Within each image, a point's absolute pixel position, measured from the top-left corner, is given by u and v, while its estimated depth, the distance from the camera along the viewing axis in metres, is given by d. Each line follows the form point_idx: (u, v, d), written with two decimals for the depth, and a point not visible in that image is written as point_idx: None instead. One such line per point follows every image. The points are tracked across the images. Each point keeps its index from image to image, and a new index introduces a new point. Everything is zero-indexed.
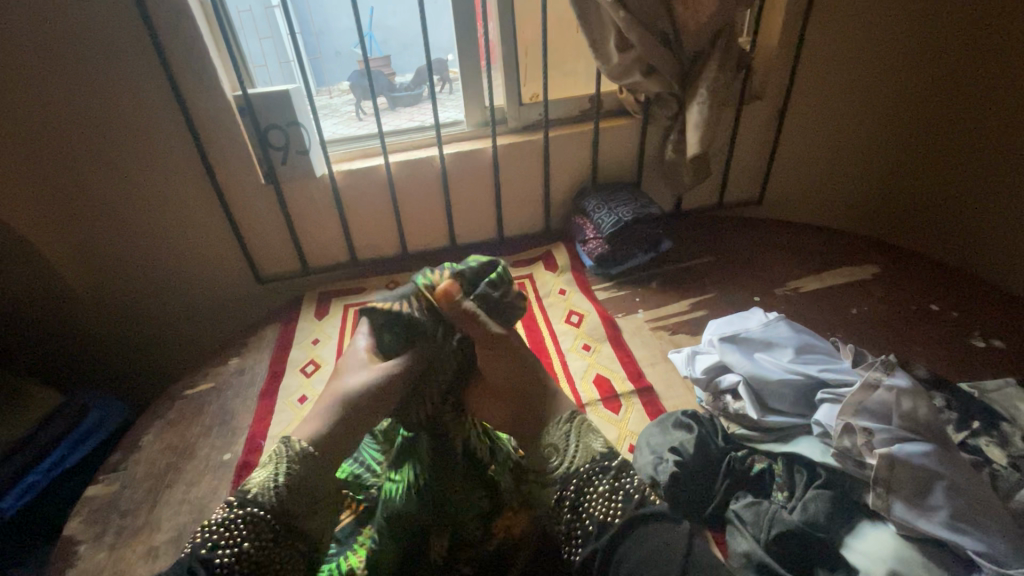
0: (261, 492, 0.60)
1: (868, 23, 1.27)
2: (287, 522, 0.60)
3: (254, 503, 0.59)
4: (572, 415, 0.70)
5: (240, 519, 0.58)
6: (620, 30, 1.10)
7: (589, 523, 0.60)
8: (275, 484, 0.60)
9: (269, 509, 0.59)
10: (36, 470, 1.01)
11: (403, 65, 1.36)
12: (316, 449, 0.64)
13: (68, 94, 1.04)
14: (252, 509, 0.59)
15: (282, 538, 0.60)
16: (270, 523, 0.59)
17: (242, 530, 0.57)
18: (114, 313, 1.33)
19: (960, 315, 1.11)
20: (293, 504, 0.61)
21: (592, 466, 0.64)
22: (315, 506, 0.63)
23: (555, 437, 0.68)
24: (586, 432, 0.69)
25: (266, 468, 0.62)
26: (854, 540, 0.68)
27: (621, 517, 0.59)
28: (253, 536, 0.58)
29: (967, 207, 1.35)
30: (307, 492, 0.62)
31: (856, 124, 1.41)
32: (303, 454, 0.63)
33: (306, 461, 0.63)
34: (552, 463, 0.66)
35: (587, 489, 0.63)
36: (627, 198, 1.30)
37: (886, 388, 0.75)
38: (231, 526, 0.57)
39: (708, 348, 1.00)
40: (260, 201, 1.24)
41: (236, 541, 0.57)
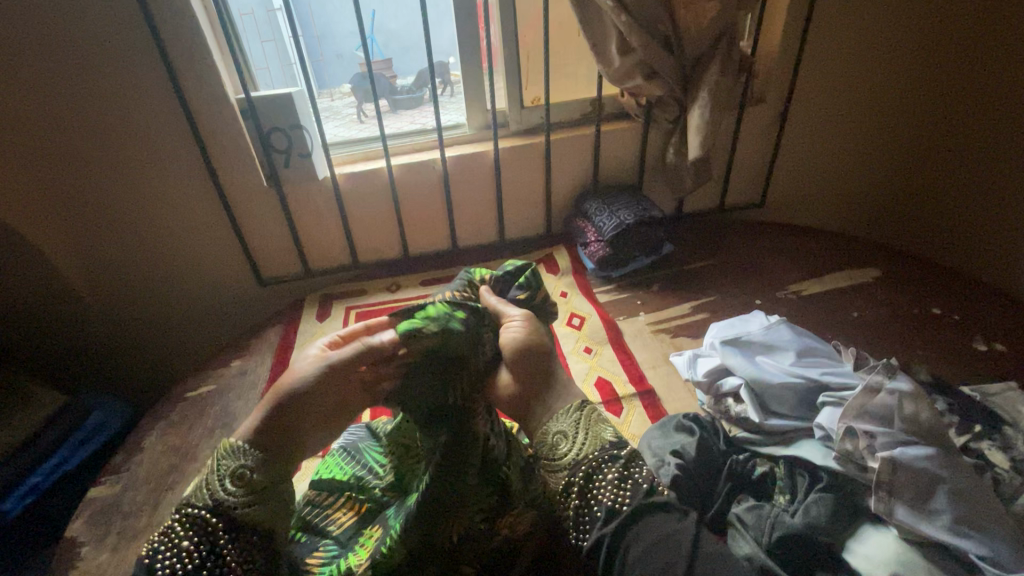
0: (197, 494, 0.59)
1: (869, 28, 1.27)
2: (231, 518, 0.58)
3: (191, 506, 0.58)
4: (582, 404, 0.67)
5: (181, 523, 0.57)
6: (622, 33, 1.11)
7: (598, 509, 0.60)
8: (214, 483, 0.59)
9: (207, 507, 0.58)
10: (39, 471, 1.01)
11: (405, 69, 1.37)
12: (253, 444, 0.61)
13: (72, 95, 1.05)
14: (192, 510, 0.58)
15: (227, 533, 0.57)
16: (209, 520, 0.57)
17: (184, 531, 0.57)
18: (115, 315, 1.33)
19: (962, 318, 1.11)
20: (235, 498, 0.58)
21: (601, 454, 0.63)
22: (262, 494, 0.59)
23: (563, 425, 0.66)
24: (596, 420, 0.66)
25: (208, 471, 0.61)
26: (854, 544, 0.69)
27: (629, 504, 0.59)
28: (195, 533, 0.56)
29: (967, 210, 1.35)
30: (245, 483, 0.59)
31: (858, 126, 1.41)
32: (236, 450, 0.60)
33: (246, 454, 0.60)
34: (561, 451, 0.65)
35: (596, 476, 0.62)
36: (628, 201, 1.30)
37: (887, 392, 0.76)
38: (174, 531, 0.57)
39: (709, 351, 1.00)
40: (262, 204, 1.25)
41: (179, 542, 0.56)
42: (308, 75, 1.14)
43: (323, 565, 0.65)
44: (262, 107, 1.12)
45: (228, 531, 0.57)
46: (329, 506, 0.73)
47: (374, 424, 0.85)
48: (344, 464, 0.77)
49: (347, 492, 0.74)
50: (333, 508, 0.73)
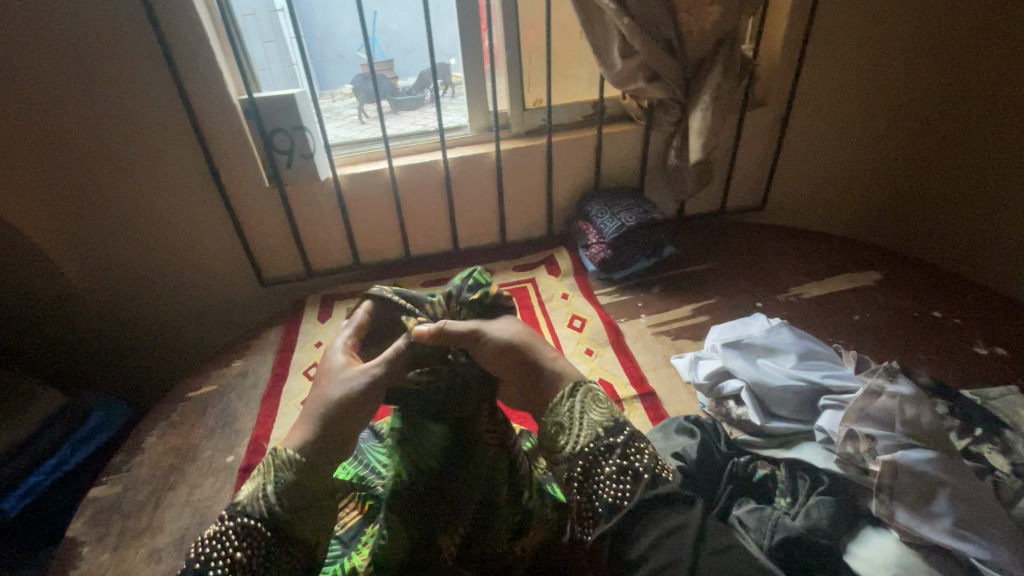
0: (251, 502, 0.58)
1: (873, 32, 1.28)
2: (281, 530, 0.58)
3: (244, 513, 0.57)
4: (577, 387, 0.64)
5: (230, 531, 0.56)
6: (624, 36, 1.11)
7: (600, 505, 0.59)
8: (263, 493, 0.58)
9: (260, 517, 0.57)
10: (39, 470, 1.01)
11: (407, 69, 1.38)
12: (302, 456, 0.60)
13: (75, 95, 1.05)
14: (242, 519, 0.57)
15: (277, 544, 0.57)
16: (262, 529, 0.57)
17: (236, 539, 0.55)
18: (117, 314, 1.33)
19: (963, 322, 1.11)
20: (286, 510, 0.58)
21: (596, 445, 0.61)
22: (311, 508, 0.60)
23: (560, 414, 0.64)
24: (592, 404, 0.64)
25: (256, 479, 0.60)
26: (855, 547, 0.69)
27: (631, 499, 0.58)
28: (247, 543, 0.56)
29: (970, 212, 1.35)
30: (301, 497, 0.59)
31: (860, 127, 1.41)
32: (288, 461, 0.59)
33: (296, 465, 0.59)
34: (559, 443, 0.63)
35: (595, 470, 0.60)
36: (630, 203, 1.30)
37: (889, 395, 0.76)
38: (225, 537, 0.56)
39: (710, 353, 1.00)
40: (264, 204, 1.25)
41: (231, 551, 0.55)
42: (310, 76, 1.14)
43: (327, 565, 0.66)
44: (265, 108, 1.13)
45: (279, 543, 0.58)
46: None
47: (378, 427, 0.85)
48: (349, 466, 0.77)
49: (351, 492, 0.75)
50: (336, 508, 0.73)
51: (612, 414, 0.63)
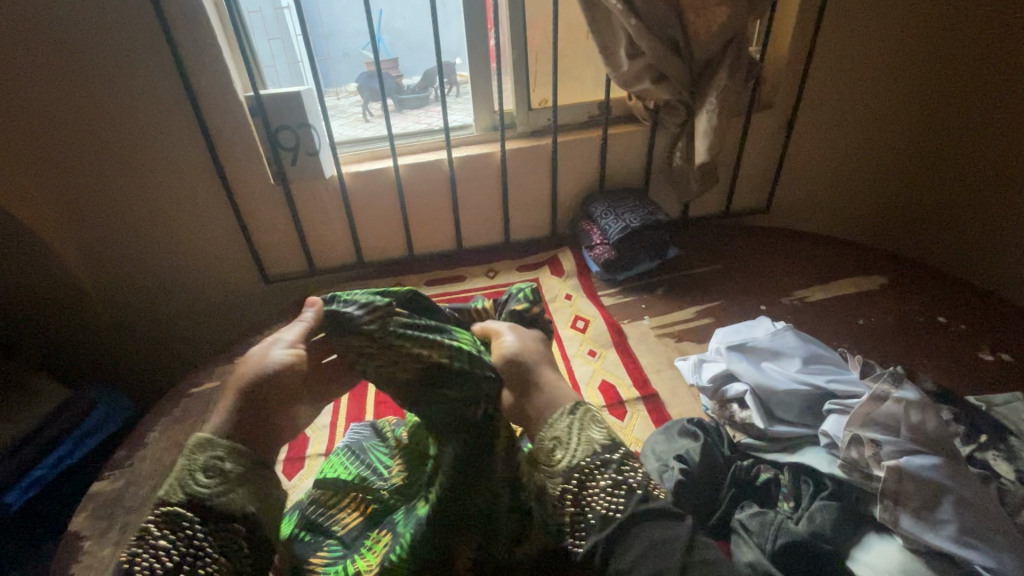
0: (169, 491, 0.59)
1: (877, 32, 1.27)
2: (204, 507, 0.58)
3: (164, 503, 0.59)
4: (575, 406, 0.66)
5: (154, 522, 0.57)
6: (631, 37, 1.11)
7: (591, 516, 0.57)
8: (183, 478, 0.60)
9: (181, 500, 0.58)
10: (41, 464, 1.01)
11: (412, 68, 1.38)
12: (213, 436, 0.64)
13: (83, 88, 1.05)
14: (165, 508, 0.58)
15: (202, 525, 0.57)
16: (181, 513, 0.58)
17: (160, 529, 0.57)
18: (122, 308, 1.33)
19: (968, 327, 1.10)
20: (207, 489, 0.59)
21: (593, 459, 0.61)
22: (239, 481, 0.61)
23: (557, 429, 0.64)
24: (589, 423, 0.64)
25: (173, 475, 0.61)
26: (859, 553, 0.69)
27: (623, 512, 0.57)
28: (169, 531, 0.57)
29: (980, 212, 1.34)
30: (222, 474, 0.61)
31: (867, 129, 1.40)
32: (201, 445, 0.63)
33: (212, 444, 0.62)
34: (555, 458, 0.62)
35: (589, 484, 0.59)
36: (634, 204, 1.30)
37: (895, 400, 0.75)
38: (148, 533, 0.56)
39: (714, 356, 0.99)
40: (269, 201, 1.25)
41: (154, 542, 0.56)
42: (317, 75, 1.15)
43: (328, 567, 0.66)
44: (271, 106, 1.13)
45: (204, 523, 0.58)
46: (334, 507, 0.74)
47: (380, 424, 0.86)
48: (349, 463, 0.79)
49: (353, 492, 0.75)
50: (338, 508, 0.74)
51: (610, 434, 0.64)
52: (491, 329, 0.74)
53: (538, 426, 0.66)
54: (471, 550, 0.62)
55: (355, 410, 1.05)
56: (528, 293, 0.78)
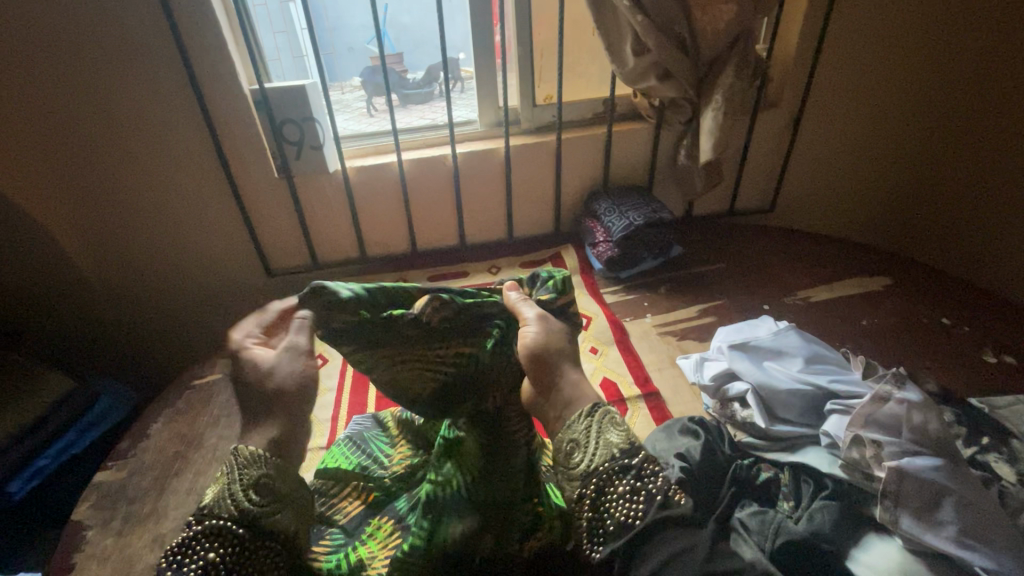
0: (218, 505, 0.58)
1: (885, 27, 1.25)
2: (252, 524, 0.58)
3: (212, 515, 0.57)
4: (595, 407, 0.63)
5: (201, 535, 0.56)
6: (637, 34, 1.11)
7: (610, 523, 0.56)
8: (233, 492, 0.58)
9: (229, 516, 0.57)
10: (46, 453, 1.02)
11: (415, 63, 1.37)
12: (266, 451, 0.62)
13: (88, 80, 1.05)
14: (214, 521, 0.57)
15: (251, 542, 0.57)
16: (233, 529, 0.57)
17: (207, 544, 0.56)
18: (125, 300, 1.34)
19: (971, 329, 1.10)
20: (258, 507, 0.58)
21: (612, 465, 0.58)
22: (284, 501, 0.61)
23: (574, 433, 0.62)
24: (609, 425, 0.62)
25: (222, 482, 0.60)
26: (860, 553, 0.68)
27: (643, 519, 0.54)
28: (218, 545, 0.56)
29: (984, 216, 1.34)
30: (272, 492, 0.60)
31: (875, 126, 1.39)
32: (253, 458, 0.61)
33: (260, 457, 0.61)
34: (574, 460, 0.61)
35: (608, 489, 0.57)
36: (639, 202, 1.29)
37: (898, 401, 0.75)
38: (193, 544, 0.56)
39: (716, 355, 1.00)
40: (272, 194, 1.25)
41: (201, 555, 0.55)
42: (322, 69, 1.14)
43: (330, 554, 0.66)
44: (276, 99, 1.12)
45: (249, 541, 0.57)
46: (335, 496, 0.74)
47: (381, 415, 0.86)
48: (350, 454, 0.78)
49: (353, 482, 0.75)
50: (339, 497, 0.74)
51: (629, 437, 0.61)
52: (521, 310, 0.72)
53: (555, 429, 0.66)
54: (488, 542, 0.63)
55: (356, 403, 1.05)
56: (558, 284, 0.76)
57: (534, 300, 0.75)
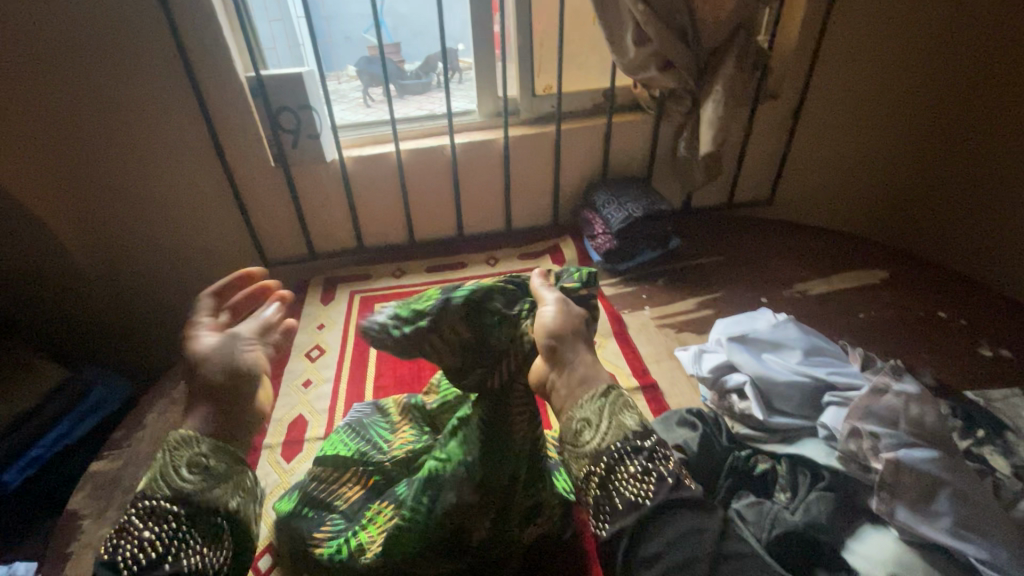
0: (151, 486, 0.53)
1: (884, 21, 1.25)
2: (186, 504, 0.53)
3: (145, 496, 0.53)
4: (608, 388, 0.60)
5: (136, 516, 0.52)
6: (638, 23, 1.10)
7: (618, 502, 0.53)
8: (167, 472, 0.54)
9: (165, 495, 0.52)
10: (40, 443, 1.01)
11: (414, 53, 1.36)
12: (197, 433, 0.57)
13: (80, 65, 1.03)
14: (146, 501, 0.52)
15: (190, 519, 0.52)
16: (168, 507, 0.52)
17: (142, 522, 0.51)
18: (119, 289, 1.32)
19: (968, 323, 1.10)
20: (195, 485, 0.54)
21: (623, 445, 0.55)
22: (222, 477, 0.56)
23: (586, 411, 0.58)
24: (622, 408, 0.58)
25: (155, 465, 0.55)
26: (854, 544, 0.69)
27: (653, 499, 0.51)
28: (154, 522, 0.51)
29: (981, 210, 1.35)
30: (203, 467, 0.55)
31: (874, 120, 1.38)
32: (185, 438, 0.56)
33: (193, 438, 0.57)
34: (583, 439, 0.57)
35: (617, 469, 0.54)
36: (637, 194, 1.29)
37: (895, 394, 0.76)
38: (130, 525, 0.51)
39: (715, 347, 1.00)
40: (269, 184, 1.24)
41: (138, 534, 0.51)
42: (319, 57, 1.13)
43: (331, 540, 0.66)
44: (273, 87, 1.11)
45: (187, 515, 0.52)
46: (335, 481, 0.73)
47: (382, 402, 0.86)
48: (348, 440, 0.78)
49: (354, 467, 0.74)
50: (339, 482, 0.73)
51: (644, 421, 0.58)
52: (540, 293, 0.69)
53: (563, 408, 0.60)
54: (486, 523, 0.64)
55: (354, 392, 1.05)
56: (585, 277, 0.72)
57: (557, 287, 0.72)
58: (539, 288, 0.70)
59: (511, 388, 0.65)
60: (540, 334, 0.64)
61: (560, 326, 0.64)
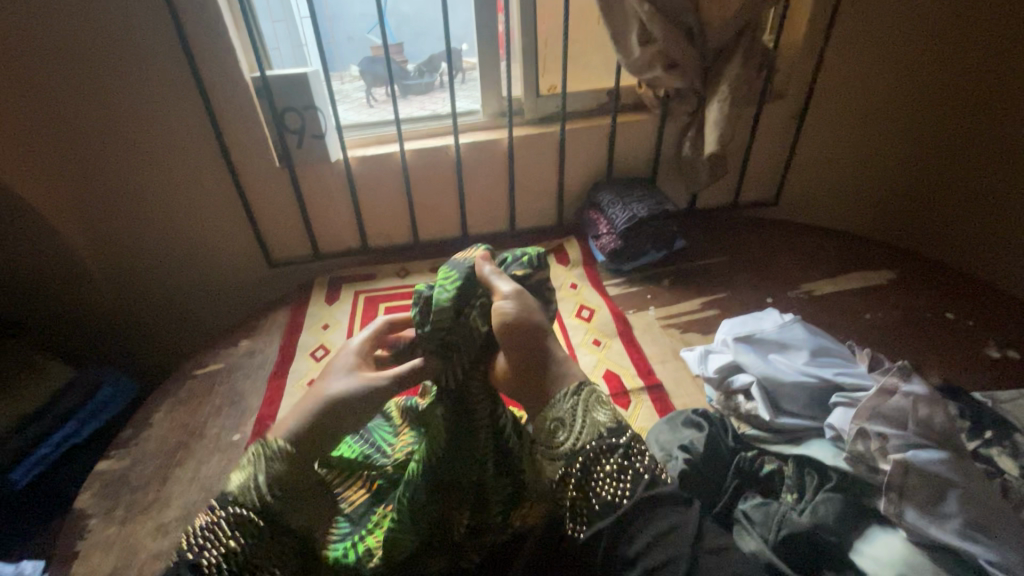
0: (242, 493, 0.62)
1: (892, 19, 1.24)
2: (269, 518, 0.62)
3: (234, 502, 0.62)
4: (580, 387, 0.62)
5: (223, 520, 0.61)
6: (643, 22, 1.09)
7: (596, 502, 0.55)
8: (252, 484, 0.62)
9: (251, 506, 0.61)
10: (47, 442, 1.02)
11: (416, 53, 1.36)
12: (290, 449, 0.65)
13: (86, 66, 1.04)
14: (234, 509, 0.61)
15: (269, 530, 0.62)
16: (252, 518, 0.61)
17: (230, 530, 0.60)
18: (124, 289, 1.33)
19: (975, 324, 1.10)
20: (276, 501, 0.62)
21: (598, 443, 0.58)
22: (294, 495, 0.64)
23: (561, 411, 0.61)
24: (595, 405, 0.61)
25: (244, 470, 0.64)
26: (862, 545, 0.69)
27: (630, 498, 0.54)
28: (240, 531, 0.60)
29: (989, 209, 1.34)
30: (282, 485, 0.63)
31: (881, 119, 1.38)
32: (276, 455, 0.64)
33: (284, 456, 0.64)
34: (557, 440, 0.59)
35: (594, 468, 0.57)
36: (643, 194, 1.28)
37: (903, 394, 0.75)
38: (218, 527, 0.61)
39: (721, 348, 1.00)
40: (274, 184, 1.24)
41: (226, 538, 0.60)
42: (324, 57, 1.13)
43: (337, 542, 0.66)
44: (278, 87, 1.11)
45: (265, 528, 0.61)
46: (340, 485, 0.73)
47: (386, 404, 0.83)
48: (351, 443, 0.76)
49: (359, 471, 0.73)
50: (345, 487, 0.73)
51: (616, 417, 0.61)
52: (491, 283, 0.66)
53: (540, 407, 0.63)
54: (464, 516, 0.65)
55: None
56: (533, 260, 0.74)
57: (506, 274, 0.71)
58: (489, 273, 0.67)
59: (475, 379, 0.66)
60: (498, 333, 0.64)
61: (522, 320, 0.64)
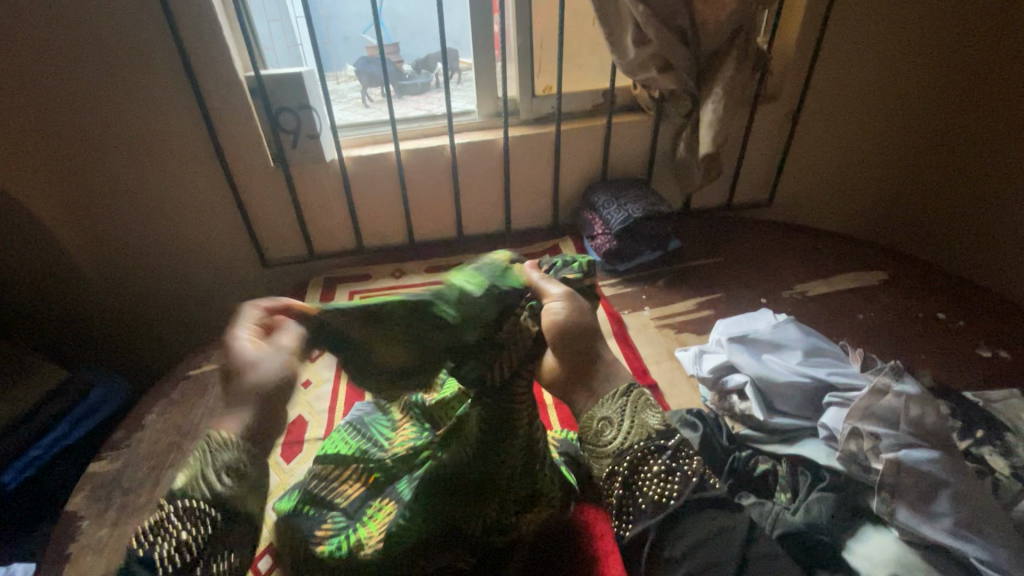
0: (191, 484, 0.49)
1: (883, 22, 1.25)
2: (230, 510, 0.50)
3: (181, 497, 0.48)
4: (629, 388, 0.63)
5: (171, 517, 0.47)
6: (638, 23, 1.10)
7: (642, 501, 0.56)
8: (207, 475, 0.49)
9: (204, 498, 0.48)
10: (38, 444, 1.01)
11: (413, 53, 1.34)
12: (244, 436, 0.52)
13: (77, 65, 1.03)
14: (183, 502, 0.48)
15: (226, 526, 0.49)
16: (206, 511, 0.48)
17: (180, 525, 0.47)
18: (116, 290, 1.32)
19: (966, 324, 1.11)
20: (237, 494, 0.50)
21: (646, 444, 0.58)
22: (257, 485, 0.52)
23: (609, 411, 0.62)
24: (643, 406, 0.61)
25: (190, 464, 0.50)
26: (855, 544, 0.69)
27: (677, 498, 0.55)
28: (194, 526, 0.48)
29: (979, 209, 1.36)
30: (242, 474, 0.50)
31: (872, 121, 1.39)
32: (229, 443, 0.51)
33: (240, 443, 0.51)
34: (606, 438, 0.60)
35: (642, 467, 0.57)
36: (637, 195, 1.29)
37: (896, 394, 0.76)
38: (165, 525, 0.47)
39: (715, 348, 1.00)
40: (268, 184, 1.24)
41: (176, 535, 0.47)
42: (319, 56, 1.13)
43: (332, 538, 0.65)
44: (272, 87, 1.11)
45: (223, 523, 0.49)
46: (335, 479, 0.73)
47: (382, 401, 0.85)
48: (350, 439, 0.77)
49: (353, 465, 0.73)
50: (339, 480, 0.72)
51: (665, 420, 0.61)
52: (542, 286, 0.68)
53: (585, 406, 0.64)
54: (482, 518, 0.65)
55: (354, 393, 1.05)
56: (580, 267, 0.75)
57: (557, 278, 0.73)
58: (538, 278, 0.70)
59: (516, 383, 0.64)
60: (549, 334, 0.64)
61: (571, 323, 0.65)
